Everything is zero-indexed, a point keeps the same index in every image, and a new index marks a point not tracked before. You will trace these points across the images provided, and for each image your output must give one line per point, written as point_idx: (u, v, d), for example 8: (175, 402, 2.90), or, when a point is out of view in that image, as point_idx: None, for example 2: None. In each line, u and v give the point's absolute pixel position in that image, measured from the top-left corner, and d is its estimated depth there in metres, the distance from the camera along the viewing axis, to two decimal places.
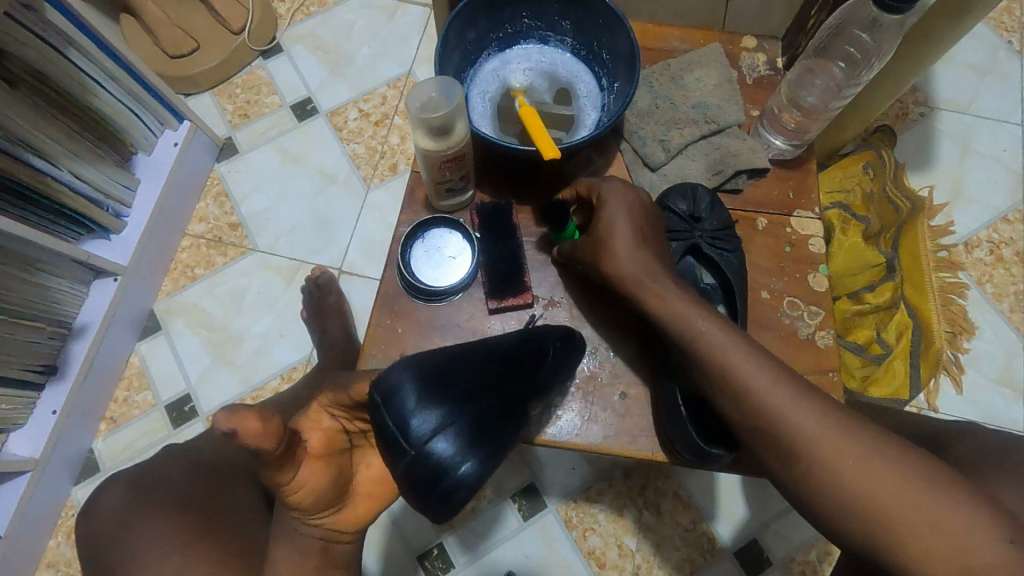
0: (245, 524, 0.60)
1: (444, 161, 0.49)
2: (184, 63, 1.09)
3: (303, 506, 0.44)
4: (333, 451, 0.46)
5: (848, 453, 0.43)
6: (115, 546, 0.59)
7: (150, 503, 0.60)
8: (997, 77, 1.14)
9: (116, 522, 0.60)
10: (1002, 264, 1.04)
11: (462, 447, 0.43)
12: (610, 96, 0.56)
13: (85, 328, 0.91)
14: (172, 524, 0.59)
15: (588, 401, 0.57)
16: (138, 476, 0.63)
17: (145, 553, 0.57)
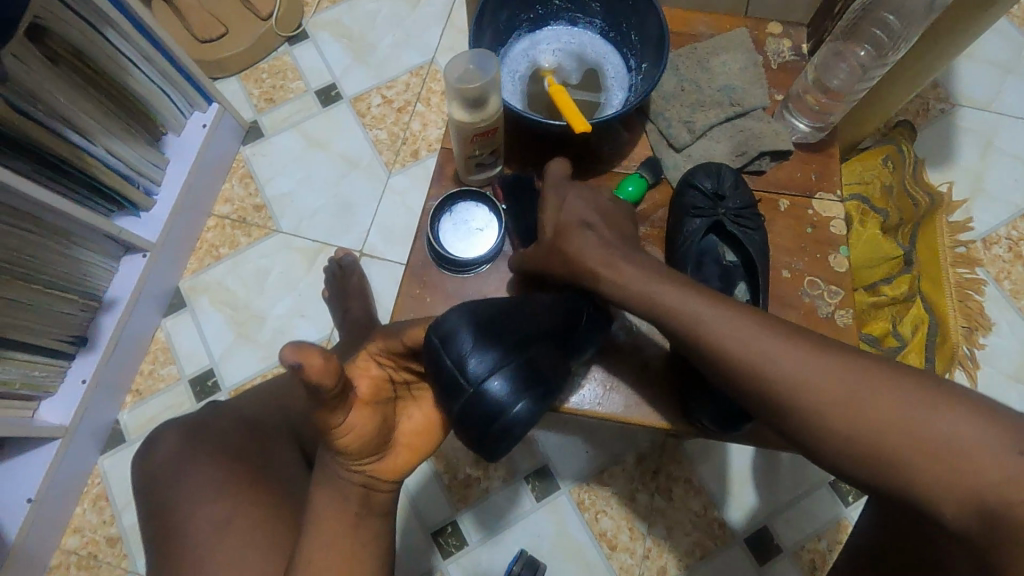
0: (289, 482, 0.58)
1: (477, 135, 0.50)
2: (212, 48, 1.11)
3: (350, 451, 0.42)
4: (382, 397, 0.44)
5: (827, 388, 0.44)
6: (165, 488, 0.57)
7: (205, 448, 0.59)
8: (1020, 75, 1.13)
9: (168, 464, 0.59)
10: (1021, 261, 1.04)
11: (517, 388, 0.43)
12: (637, 77, 0.57)
13: (115, 302, 0.93)
14: (219, 471, 0.57)
15: (609, 371, 0.60)
16: (191, 423, 0.61)
17: (196, 498, 0.56)
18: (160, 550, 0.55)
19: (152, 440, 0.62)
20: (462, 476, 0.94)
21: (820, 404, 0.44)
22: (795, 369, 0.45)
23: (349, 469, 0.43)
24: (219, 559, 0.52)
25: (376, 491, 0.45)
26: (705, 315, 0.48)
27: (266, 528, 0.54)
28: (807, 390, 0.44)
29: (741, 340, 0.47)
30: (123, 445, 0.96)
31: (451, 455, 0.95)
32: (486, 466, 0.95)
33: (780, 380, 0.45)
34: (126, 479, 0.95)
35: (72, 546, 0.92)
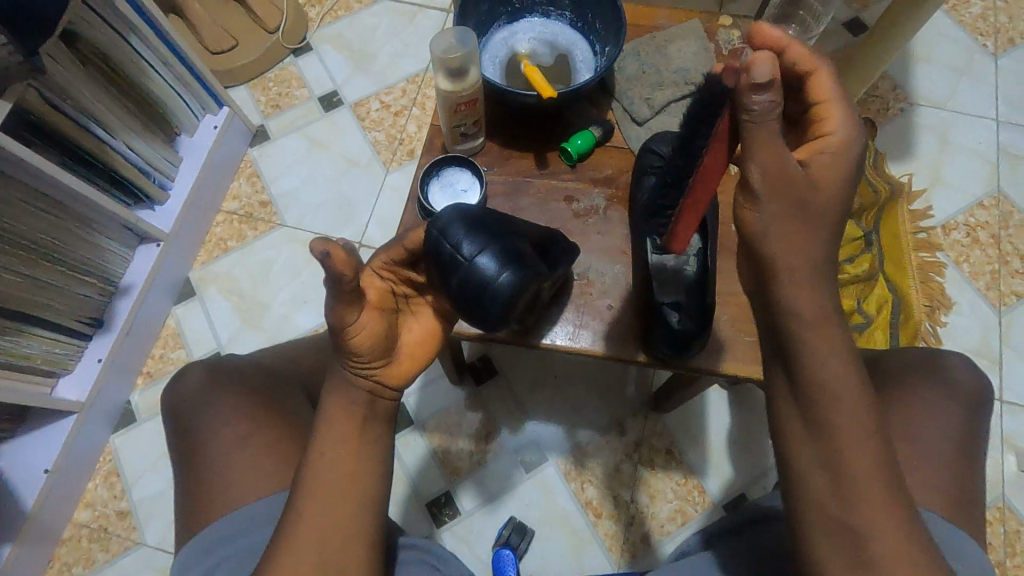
0: (298, 417, 0.66)
1: (460, 104, 0.58)
2: (224, 58, 1.20)
3: (361, 350, 0.48)
4: (386, 307, 0.51)
5: (878, 498, 0.38)
6: (192, 413, 0.65)
7: (230, 381, 0.66)
8: (973, 77, 1.22)
9: (195, 393, 0.66)
10: (979, 245, 1.11)
11: (501, 264, 0.51)
12: (602, 58, 0.65)
13: (130, 287, 1.00)
14: (240, 400, 0.65)
15: (579, 311, 0.62)
16: (214, 361, 0.69)
17: (221, 422, 0.64)
18: (187, 465, 0.63)
19: (180, 373, 0.69)
20: (455, 450, 0.99)
21: (861, 504, 0.38)
22: (860, 446, 0.38)
23: (358, 371, 0.49)
24: (239, 472, 0.61)
25: (379, 398, 0.50)
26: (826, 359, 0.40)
27: (281, 451, 0.62)
28: (853, 475, 0.38)
29: (844, 391, 0.39)
30: (134, 424, 1.02)
31: (445, 430, 1.00)
32: (478, 441, 1.00)
33: (834, 440, 0.39)
34: (136, 456, 1.00)
35: (84, 518, 0.97)
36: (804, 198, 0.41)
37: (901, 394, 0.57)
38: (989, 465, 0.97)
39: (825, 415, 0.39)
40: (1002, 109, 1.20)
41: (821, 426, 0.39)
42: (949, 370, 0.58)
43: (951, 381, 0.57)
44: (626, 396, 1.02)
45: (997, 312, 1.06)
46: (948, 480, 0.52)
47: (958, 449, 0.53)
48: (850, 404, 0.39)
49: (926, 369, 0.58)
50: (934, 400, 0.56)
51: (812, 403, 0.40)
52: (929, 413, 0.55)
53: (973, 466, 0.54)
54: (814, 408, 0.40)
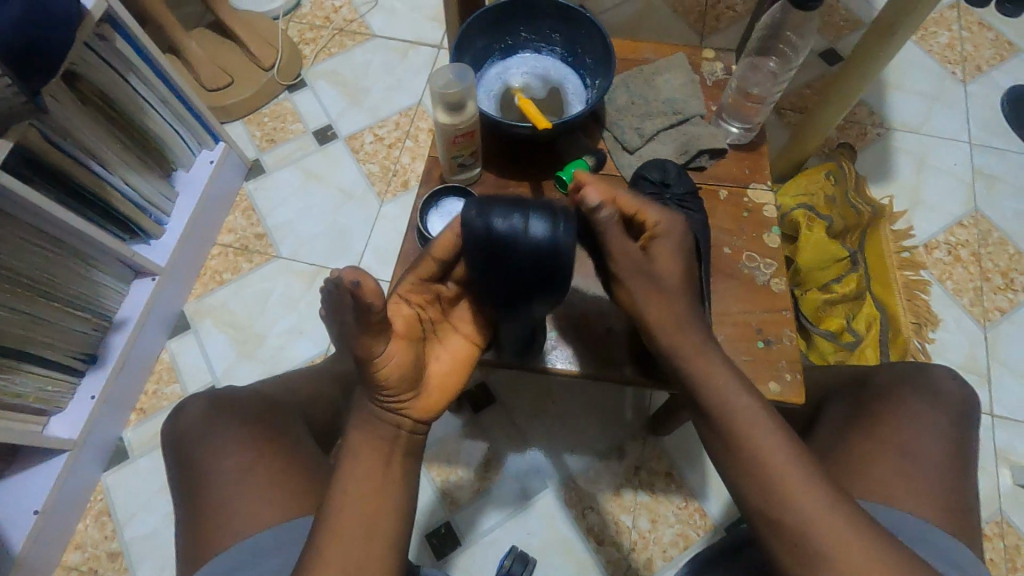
0: (299, 447, 0.66)
1: (458, 136, 0.60)
2: (220, 95, 1.23)
3: (389, 381, 0.49)
4: (413, 335, 0.52)
5: (826, 511, 0.44)
6: (194, 445, 0.65)
7: (232, 411, 0.67)
8: (945, 102, 1.28)
9: (196, 425, 0.66)
10: (960, 263, 1.14)
11: (550, 217, 0.48)
12: (593, 90, 0.68)
13: (124, 322, 1.00)
14: (240, 428, 0.65)
15: (577, 335, 0.67)
16: (215, 392, 0.69)
17: (223, 450, 0.63)
18: (189, 497, 0.63)
19: (179, 406, 0.69)
20: (454, 480, 0.99)
21: (805, 519, 0.44)
22: (794, 470, 0.46)
23: (387, 406, 0.50)
24: (244, 501, 0.60)
25: (407, 432, 0.51)
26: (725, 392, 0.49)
27: (284, 479, 0.62)
28: (783, 478, 0.45)
29: (743, 408, 0.48)
30: (126, 461, 1.00)
31: (445, 460, 1.00)
32: (478, 469, 0.99)
33: (768, 467, 0.46)
34: (129, 494, 0.98)
35: (74, 561, 0.94)
36: (652, 278, 0.54)
37: (892, 405, 0.58)
38: (984, 480, 0.98)
39: (743, 445, 0.47)
40: (974, 132, 1.25)
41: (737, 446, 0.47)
42: (932, 378, 0.60)
43: (935, 388, 0.58)
44: (624, 420, 1.02)
45: (983, 328, 1.08)
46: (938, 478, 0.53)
47: (950, 455, 0.55)
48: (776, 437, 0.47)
49: (912, 378, 0.60)
50: (924, 409, 0.57)
51: (732, 439, 0.48)
52: (918, 419, 0.56)
53: (964, 472, 0.55)
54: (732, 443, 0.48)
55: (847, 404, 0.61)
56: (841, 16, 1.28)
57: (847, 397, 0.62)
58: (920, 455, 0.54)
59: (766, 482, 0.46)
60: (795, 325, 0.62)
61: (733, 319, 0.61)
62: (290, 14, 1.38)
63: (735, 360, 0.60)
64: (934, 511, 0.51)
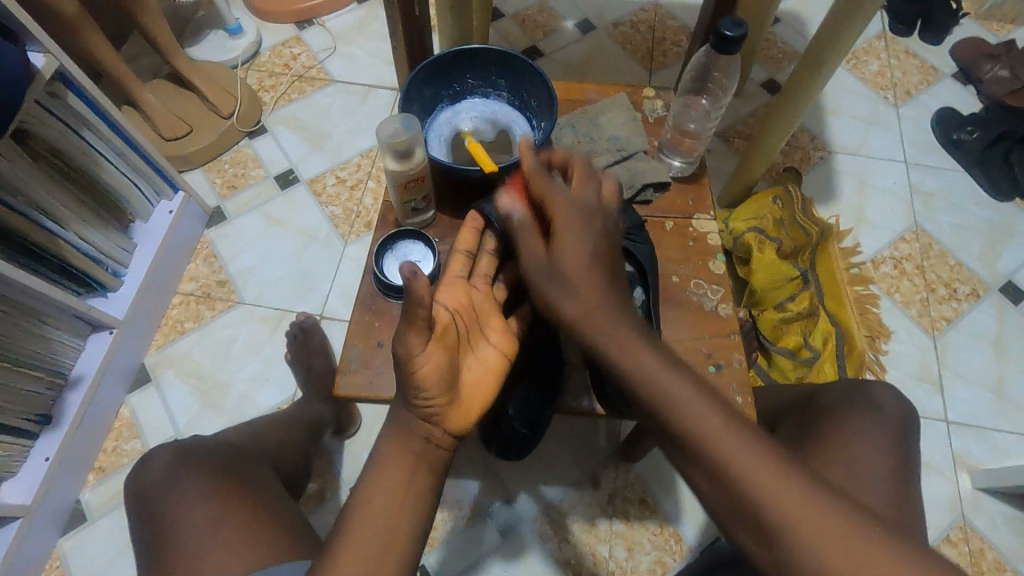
0: (265, 497, 0.65)
1: (409, 181, 0.62)
2: (178, 145, 1.23)
3: (426, 384, 0.50)
4: (451, 343, 0.53)
5: (782, 487, 0.42)
6: (161, 499, 0.63)
7: (202, 462, 0.66)
8: (880, 125, 1.35)
9: (163, 478, 0.64)
10: (906, 276, 1.19)
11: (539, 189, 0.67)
12: (539, 131, 0.71)
13: (81, 379, 0.97)
14: (209, 478, 0.64)
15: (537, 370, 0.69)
16: (181, 443, 0.68)
17: (192, 499, 0.62)
18: (155, 552, 0.60)
19: (144, 460, 0.67)
20: (429, 521, 0.97)
21: (768, 505, 0.42)
22: (749, 454, 0.43)
23: (421, 413, 0.51)
24: (212, 550, 0.58)
25: (438, 446, 0.52)
26: (680, 396, 0.46)
27: (255, 526, 0.61)
28: (754, 485, 0.42)
29: (698, 413, 0.45)
30: (84, 524, 0.96)
31: None
32: (452, 508, 0.98)
33: (721, 456, 0.44)
34: (87, 559, 0.94)
35: None
36: (554, 277, 0.52)
37: (836, 422, 0.60)
38: (945, 486, 1.01)
39: (693, 442, 0.45)
40: (908, 153, 1.32)
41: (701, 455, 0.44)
42: (874, 395, 0.62)
43: (875, 405, 0.61)
44: (596, 448, 1.03)
45: (932, 337, 1.13)
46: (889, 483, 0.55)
47: (892, 469, 0.56)
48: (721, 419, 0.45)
49: (855, 395, 0.63)
50: (865, 424, 0.59)
51: (677, 431, 0.45)
52: (860, 435, 0.58)
53: (908, 484, 0.56)
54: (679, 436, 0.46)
55: (796, 423, 0.64)
56: (778, 49, 1.36)
57: (796, 417, 0.64)
58: (862, 469, 0.55)
59: (718, 470, 0.44)
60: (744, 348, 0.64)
61: (684, 347, 0.63)
62: (249, 62, 1.40)
63: None
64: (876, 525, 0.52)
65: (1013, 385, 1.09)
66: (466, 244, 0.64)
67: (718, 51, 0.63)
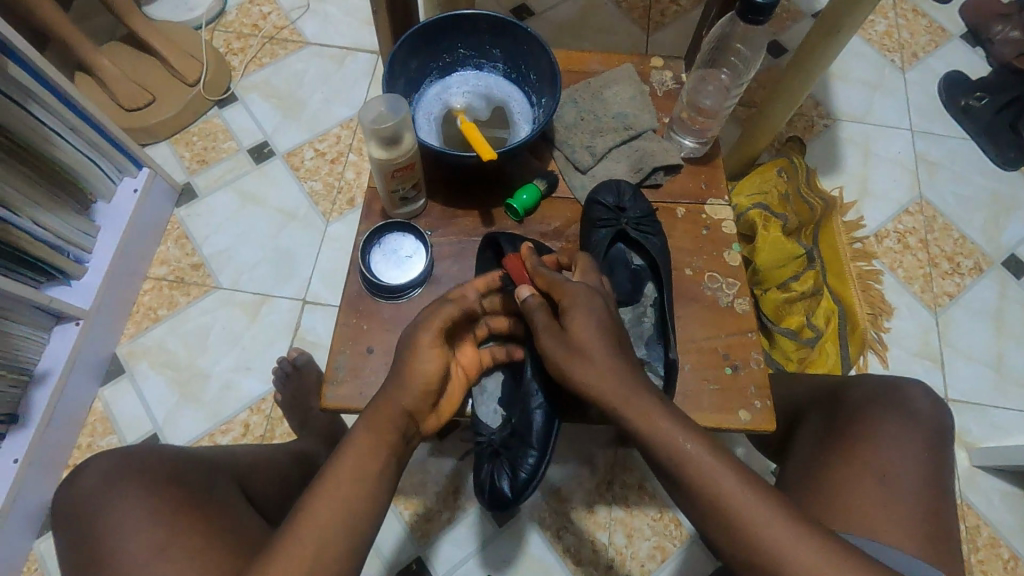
0: (214, 512, 0.60)
1: (397, 170, 0.56)
2: (140, 115, 1.13)
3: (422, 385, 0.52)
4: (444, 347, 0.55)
5: (811, 552, 0.42)
6: (94, 518, 0.58)
7: (139, 476, 0.60)
8: (886, 91, 1.30)
9: (96, 492, 0.59)
10: (909, 250, 1.16)
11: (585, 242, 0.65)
12: (540, 109, 0.65)
13: (48, 374, 0.91)
14: (148, 498, 0.58)
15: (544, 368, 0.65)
16: (123, 452, 0.63)
17: (131, 524, 0.56)
18: None
19: (78, 469, 0.62)
20: (424, 512, 0.94)
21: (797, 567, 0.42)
22: (782, 525, 0.43)
23: (409, 408, 0.51)
24: None
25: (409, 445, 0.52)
26: (691, 460, 0.45)
27: (200, 554, 0.55)
28: (766, 540, 0.43)
29: (709, 476, 0.45)
30: None
31: (412, 492, 0.95)
32: (448, 498, 0.95)
33: (753, 527, 0.43)
34: None
35: None
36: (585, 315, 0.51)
37: (866, 426, 0.58)
38: None
39: (708, 499, 0.44)
40: (914, 120, 1.27)
41: (716, 514, 0.44)
42: (907, 397, 0.60)
43: (908, 408, 0.59)
44: (594, 433, 1.00)
45: (934, 313, 1.11)
46: (924, 488, 0.54)
47: (925, 475, 0.55)
48: (746, 491, 0.44)
49: (888, 396, 0.61)
50: (898, 430, 0.57)
51: (714, 509, 0.44)
52: (891, 440, 0.57)
53: (944, 486, 0.55)
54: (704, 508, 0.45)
55: (821, 423, 0.62)
56: (783, 8, 1.27)
57: (822, 415, 0.63)
58: (896, 477, 0.54)
59: (753, 544, 0.43)
60: (762, 347, 0.60)
61: (697, 347, 0.60)
62: (214, 22, 1.28)
63: (703, 390, 0.58)
64: (910, 535, 0.51)
65: (1013, 360, 1.08)
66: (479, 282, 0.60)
67: (746, 19, 0.57)
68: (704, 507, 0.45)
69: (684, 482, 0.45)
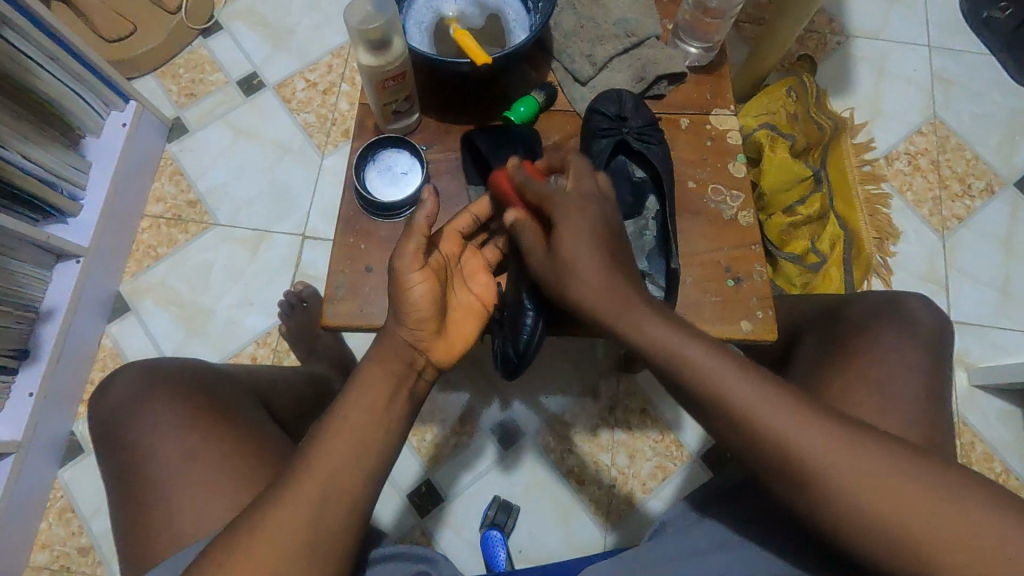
0: (241, 417, 0.61)
1: (388, 78, 0.54)
2: (122, 46, 1.09)
3: (420, 310, 0.49)
4: (439, 274, 0.52)
5: (819, 441, 0.41)
6: (125, 425, 0.59)
7: (166, 387, 0.61)
8: (904, 4, 1.23)
9: (128, 400, 0.61)
10: (920, 173, 1.13)
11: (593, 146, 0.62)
12: (537, 16, 0.62)
13: (53, 311, 0.92)
14: (181, 406, 0.59)
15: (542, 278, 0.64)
16: (151, 365, 0.64)
17: (164, 431, 0.58)
18: (130, 486, 0.57)
19: (109, 381, 0.64)
20: (431, 438, 0.97)
21: (809, 461, 0.41)
22: (788, 418, 0.42)
23: (408, 337, 0.48)
24: (191, 485, 0.55)
25: (423, 376, 0.49)
26: (684, 350, 0.45)
27: (237, 458, 0.57)
28: (775, 427, 0.41)
29: (709, 367, 0.44)
30: (81, 455, 0.95)
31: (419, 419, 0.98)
32: (455, 423, 0.98)
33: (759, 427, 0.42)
34: (90, 489, 0.94)
35: (43, 561, 0.91)
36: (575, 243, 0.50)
37: (867, 337, 0.58)
38: None
39: (712, 394, 0.43)
40: (932, 34, 1.21)
41: (720, 406, 0.43)
42: (908, 308, 0.60)
43: (909, 320, 0.59)
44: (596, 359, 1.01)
45: (941, 236, 1.09)
46: (923, 393, 0.54)
47: (927, 382, 0.55)
48: (748, 383, 0.43)
49: (888, 309, 0.60)
50: (901, 338, 0.57)
51: (720, 404, 0.43)
52: (894, 351, 0.56)
53: (943, 391, 0.56)
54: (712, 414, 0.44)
55: (820, 339, 0.62)
56: None
57: (822, 331, 0.63)
58: (898, 386, 0.54)
59: (758, 438, 0.42)
60: (765, 260, 0.59)
61: (700, 260, 0.59)
62: None
63: (705, 303, 0.58)
64: (910, 442, 0.52)
65: (1019, 282, 1.07)
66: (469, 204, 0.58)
67: None
68: (698, 400, 0.45)
69: (683, 375, 0.45)
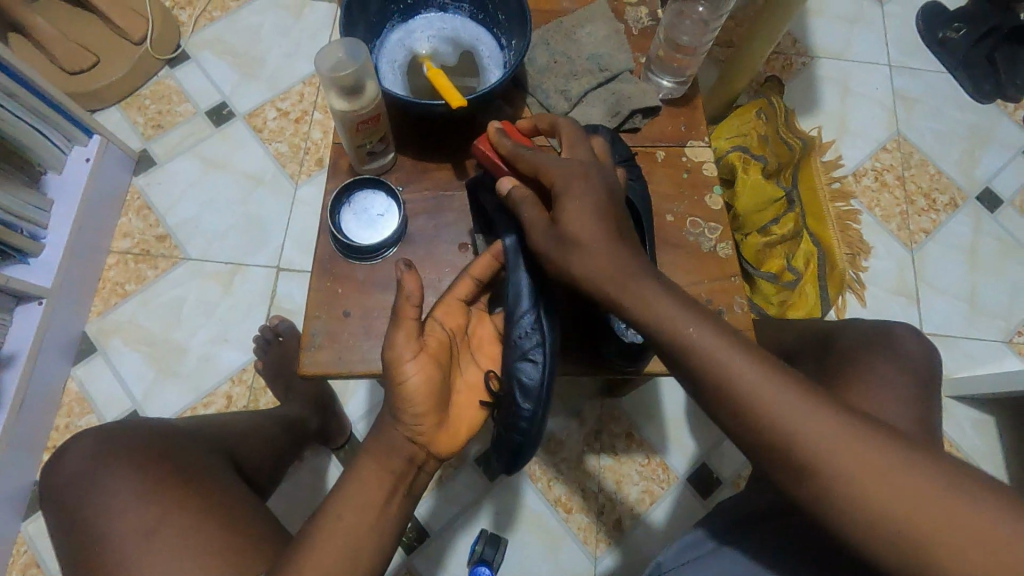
0: (205, 478, 0.59)
1: (360, 122, 0.53)
2: (85, 78, 1.05)
3: (417, 408, 0.48)
4: (443, 355, 0.52)
5: (851, 447, 0.39)
6: (82, 501, 0.57)
7: (123, 454, 0.59)
8: (865, 25, 1.27)
9: (82, 472, 0.58)
10: (887, 188, 1.16)
11: None
12: (510, 53, 0.62)
13: (14, 356, 0.88)
14: (139, 474, 0.57)
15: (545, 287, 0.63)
16: (106, 430, 0.62)
17: (121, 502, 0.56)
18: (88, 563, 0.54)
19: (63, 448, 0.61)
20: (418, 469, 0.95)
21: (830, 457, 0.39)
22: (788, 403, 0.40)
23: (409, 432, 0.48)
24: (157, 560, 0.53)
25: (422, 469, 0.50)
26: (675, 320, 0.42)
27: (202, 527, 0.54)
28: (768, 403, 0.40)
29: (706, 347, 0.42)
30: None
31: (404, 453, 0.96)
32: None
33: (783, 426, 0.40)
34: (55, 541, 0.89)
35: None
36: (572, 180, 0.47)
37: (857, 369, 0.59)
38: None
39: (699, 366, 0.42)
40: (893, 55, 1.25)
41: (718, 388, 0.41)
42: (897, 339, 0.61)
43: (900, 351, 0.60)
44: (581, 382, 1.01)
45: (910, 250, 1.12)
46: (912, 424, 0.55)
47: (919, 414, 0.55)
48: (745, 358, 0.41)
49: (877, 342, 0.61)
50: (891, 370, 0.58)
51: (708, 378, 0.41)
52: (885, 383, 0.57)
53: (931, 423, 0.56)
54: (749, 423, 0.41)
55: (814, 367, 0.63)
56: None
57: (814, 362, 0.64)
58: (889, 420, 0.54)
59: (756, 409, 0.40)
60: (745, 291, 0.60)
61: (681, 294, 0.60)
62: None
63: None
64: None
65: (985, 294, 1.10)
66: (478, 271, 0.56)
67: None
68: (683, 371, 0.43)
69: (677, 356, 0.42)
